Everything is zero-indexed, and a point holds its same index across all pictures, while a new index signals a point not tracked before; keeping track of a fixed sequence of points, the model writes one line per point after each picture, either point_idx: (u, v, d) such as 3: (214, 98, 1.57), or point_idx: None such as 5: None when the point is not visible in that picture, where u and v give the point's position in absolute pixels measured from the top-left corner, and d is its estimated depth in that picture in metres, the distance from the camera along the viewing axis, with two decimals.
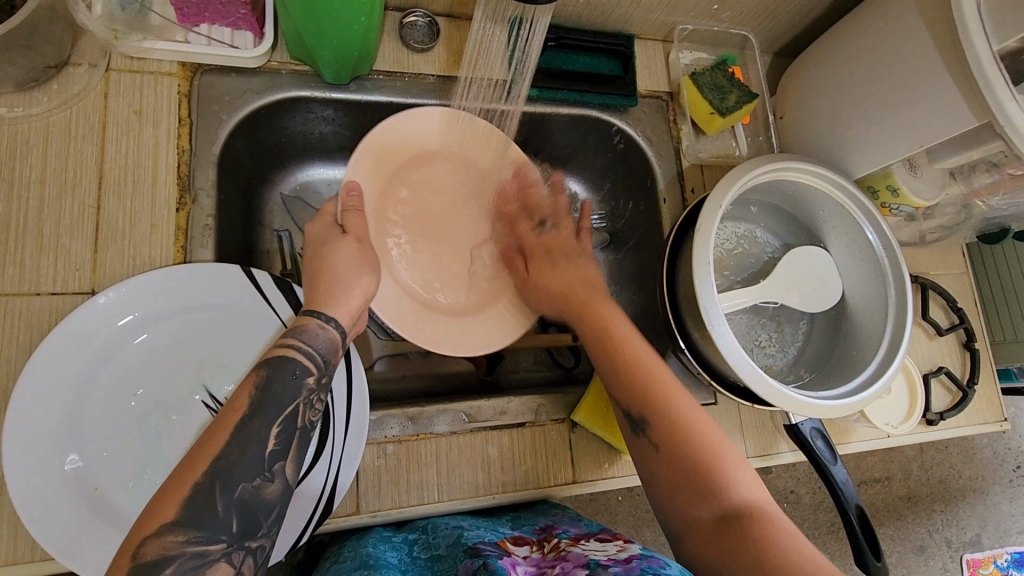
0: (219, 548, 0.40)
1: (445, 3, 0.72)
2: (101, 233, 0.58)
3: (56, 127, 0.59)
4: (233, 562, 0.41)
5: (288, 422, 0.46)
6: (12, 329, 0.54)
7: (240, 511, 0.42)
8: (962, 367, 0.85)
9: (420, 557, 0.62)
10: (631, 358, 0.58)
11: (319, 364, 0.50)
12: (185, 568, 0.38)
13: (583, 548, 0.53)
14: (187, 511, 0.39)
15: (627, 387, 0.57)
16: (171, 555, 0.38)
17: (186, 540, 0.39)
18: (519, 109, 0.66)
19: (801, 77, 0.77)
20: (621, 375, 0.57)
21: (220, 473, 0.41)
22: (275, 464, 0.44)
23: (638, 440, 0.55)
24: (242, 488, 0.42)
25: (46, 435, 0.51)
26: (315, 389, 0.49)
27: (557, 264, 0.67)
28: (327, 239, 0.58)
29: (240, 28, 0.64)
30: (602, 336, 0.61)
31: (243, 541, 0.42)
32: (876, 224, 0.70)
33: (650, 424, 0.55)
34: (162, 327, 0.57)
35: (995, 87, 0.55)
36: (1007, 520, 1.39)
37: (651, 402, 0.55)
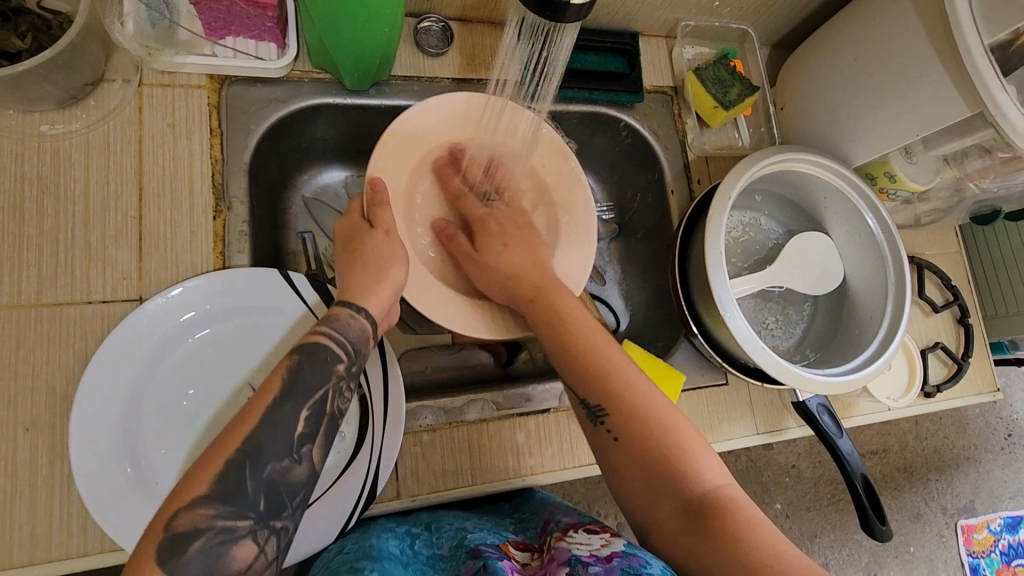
0: (245, 525, 0.42)
1: (458, 8, 0.74)
2: (144, 242, 0.61)
3: (96, 142, 0.61)
4: (258, 539, 0.42)
5: (317, 407, 0.48)
6: (68, 336, 0.57)
7: (268, 492, 0.43)
8: (956, 342, 0.89)
9: (423, 552, 0.61)
10: (588, 350, 0.57)
11: (349, 352, 0.52)
12: (213, 542, 0.40)
13: (571, 541, 0.52)
14: (217, 487, 0.41)
15: (580, 375, 0.57)
16: (202, 528, 0.40)
17: (215, 515, 0.41)
18: (548, 107, 0.69)
19: (798, 69, 0.80)
20: (577, 365, 0.57)
21: (250, 451, 0.43)
22: (303, 447, 0.46)
23: (596, 429, 0.55)
24: (271, 468, 0.44)
25: (108, 436, 0.54)
26: (344, 376, 0.51)
27: (508, 244, 0.65)
28: (357, 234, 0.60)
29: (264, 39, 0.67)
30: (550, 320, 0.60)
31: (268, 521, 0.43)
32: (876, 210, 0.74)
33: (605, 412, 0.54)
34: (217, 325, 0.61)
35: (986, 79, 0.58)
36: (1000, 486, 1.45)
37: (602, 389, 0.55)
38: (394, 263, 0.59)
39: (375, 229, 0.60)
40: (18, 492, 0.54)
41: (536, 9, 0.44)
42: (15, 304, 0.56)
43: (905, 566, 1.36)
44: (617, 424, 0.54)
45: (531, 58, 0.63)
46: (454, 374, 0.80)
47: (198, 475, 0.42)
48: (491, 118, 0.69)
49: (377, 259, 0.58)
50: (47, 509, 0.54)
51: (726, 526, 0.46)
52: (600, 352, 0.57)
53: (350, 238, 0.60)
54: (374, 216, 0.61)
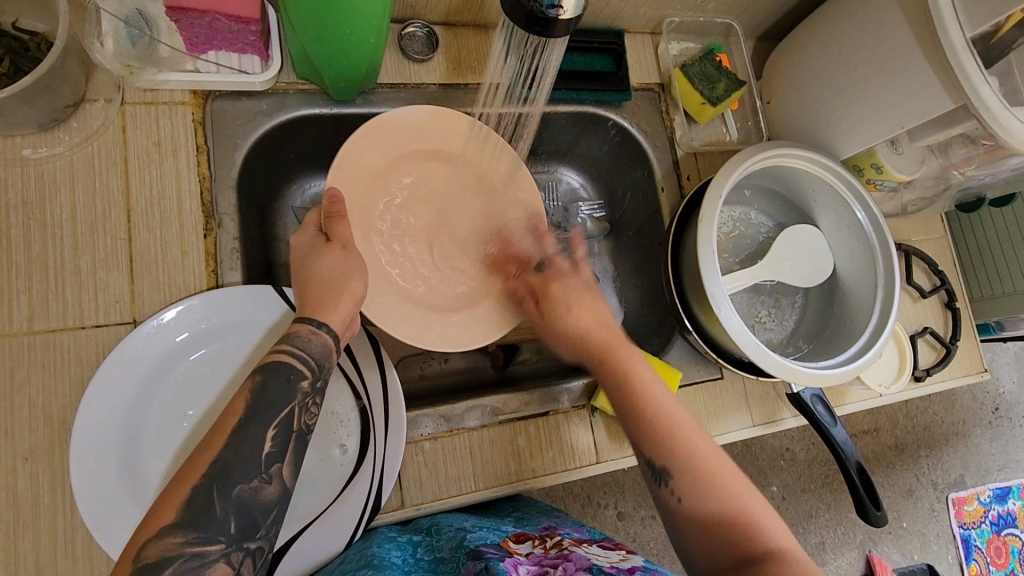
0: (217, 548, 0.42)
1: (442, 13, 0.74)
2: (135, 264, 0.60)
3: (81, 164, 0.60)
4: (232, 562, 0.42)
5: (283, 424, 0.48)
6: (63, 364, 0.57)
7: (238, 513, 0.44)
8: (944, 326, 0.91)
9: (423, 560, 0.60)
10: (651, 405, 0.57)
11: (313, 368, 0.52)
12: (186, 568, 0.40)
13: (586, 552, 0.54)
14: (186, 513, 0.42)
15: (646, 432, 0.56)
16: (172, 555, 0.40)
17: (185, 541, 0.41)
18: (540, 110, 0.68)
19: (783, 63, 0.81)
20: (642, 423, 0.56)
21: (218, 475, 0.44)
22: (272, 466, 0.47)
23: (661, 491, 0.53)
24: (240, 489, 0.44)
25: (108, 461, 0.54)
26: (309, 393, 0.51)
27: (575, 304, 0.65)
28: (313, 247, 0.58)
29: (247, 52, 0.65)
30: (619, 380, 0.60)
31: (242, 542, 0.44)
32: (864, 203, 0.75)
33: (669, 471, 0.53)
34: (213, 345, 0.60)
35: (969, 72, 0.59)
36: (988, 459, 1.49)
37: (667, 447, 0.54)
38: (355, 276, 0.57)
39: (334, 243, 0.58)
40: (20, 523, 0.53)
41: (524, 24, 0.43)
42: (7, 331, 0.56)
43: (898, 542, 1.39)
44: (684, 484, 0.52)
45: (521, 70, 0.64)
46: (451, 379, 0.81)
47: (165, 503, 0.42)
48: (474, 137, 0.69)
49: (336, 273, 0.56)
50: (51, 537, 0.54)
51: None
52: (668, 411, 0.57)
53: (307, 252, 0.58)
54: (330, 228, 0.59)
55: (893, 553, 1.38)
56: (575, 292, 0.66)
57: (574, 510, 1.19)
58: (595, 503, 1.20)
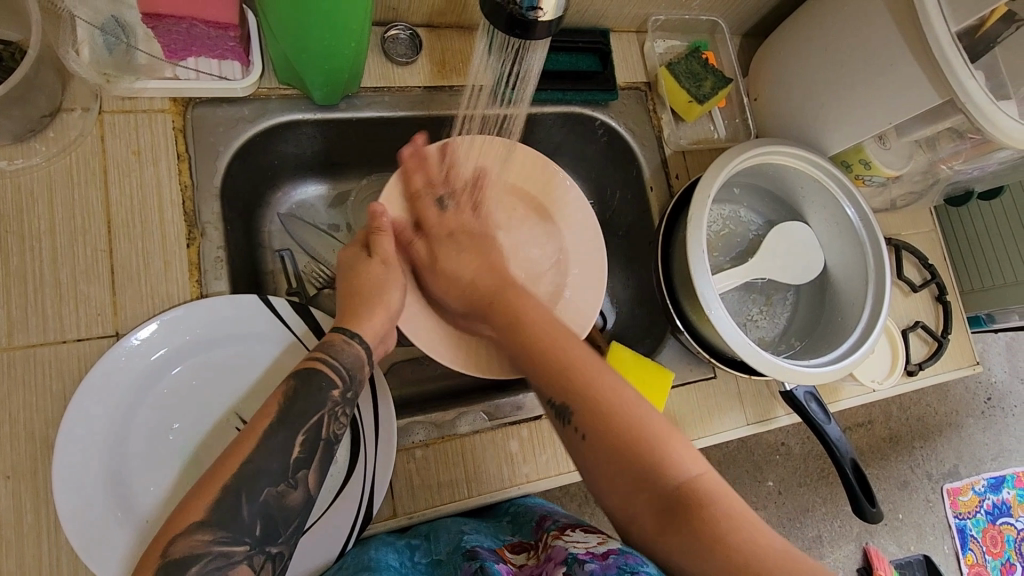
0: (241, 550, 0.45)
1: (425, 14, 0.73)
2: (117, 277, 0.59)
3: (58, 175, 0.59)
4: (254, 565, 0.45)
5: (311, 432, 0.50)
6: (44, 379, 0.56)
7: (263, 517, 0.46)
8: (935, 319, 0.91)
9: (421, 563, 0.60)
10: (545, 342, 0.56)
11: (344, 378, 0.54)
12: (210, 567, 0.43)
13: (567, 541, 0.52)
14: (215, 513, 0.44)
15: (540, 371, 0.55)
16: (200, 553, 0.43)
17: (212, 540, 0.44)
18: (525, 111, 0.67)
19: (769, 60, 0.81)
20: (538, 363, 0.55)
21: (245, 480, 0.46)
22: (299, 470, 0.49)
23: (565, 428, 0.53)
24: (267, 493, 0.47)
25: (91, 478, 0.53)
26: (340, 402, 0.53)
27: (463, 249, 0.63)
28: (355, 261, 0.60)
29: (227, 58, 0.65)
30: (508, 317, 0.58)
31: (265, 546, 0.46)
32: (854, 199, 0.75)
33: (569, 410, 0.53)
34: (194, 359, 0.59)
35: (954, 67, 0.59)
36: (981, 449, 1.49)
37: (562, 385, 0.53)
38: (393, 288, 0.59)
39: (375, 257, 0.60)
40: (5, 543, 0.52)
41: (505, 27, 0.43)
42: None
43: (894, 533, 1.40)
44: (583, 420, 0.52)
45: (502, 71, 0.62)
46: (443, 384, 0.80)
47: (195, 500, 0.45)
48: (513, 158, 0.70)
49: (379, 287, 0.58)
50: (37, 557, 0.53)
51: (716, 524, 0.46)
52: (560, 346, 0.56)
53: (348, 266, 0.60)
54: (373, 244, 0.61)
55: (889, 545, 1.39)
56: (462, 243, 0.63)
57: (570, 510, 1.19)
58: (591, 503, 1.20)
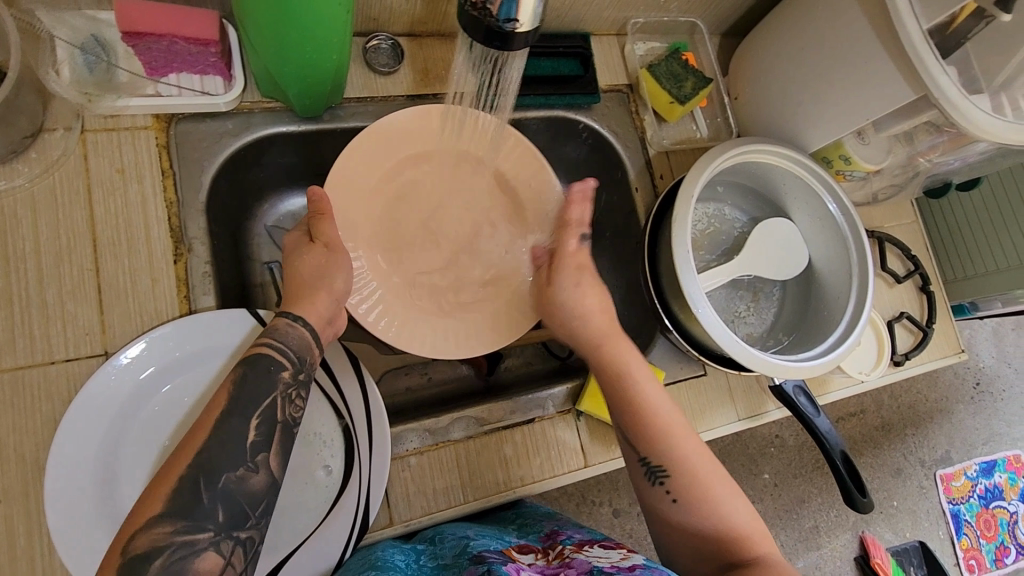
0: (206, 537, 0.42)
1: (406, 24, 0.73)
2: (104, 296, 0.59)
3: (42, 195, 0.59)
4: (222, 551, 0.43)
5: (266, 415, 0.49)
6: (33, 401, 0.55)
7: (225, 502, 0.44)
8: (920, 309, 0.92)
9: (427, 565, 0.59)
10: (649, 405, 0.61)
11: (293, 360, 0.53)
12: (175, 558, 0.41)
13: (587, 554, 0.54)
14: (173, 504, 0.42)
15: (641, 429, 0.60)
16: (162, 546, 0.41)
17: (174, 531, 0.41)
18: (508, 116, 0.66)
19: (748, 59, 0.82)
20: (640, 422, 0.61)
21: (204, 466, 0.44)
22: (258, 455, 0.47)
23: (654, 487, 0.58)
24: (227, 478, 0.45)
25: (84, 499, 0.52)
26: (292, 384, 0.52)
27: (584, 284, 0.68)
28: (296, 246, 0.62)
29: (208, 73, 0.64)
30: (615, 377, 0.64)
31: (232, 531, 0.44)
32: (836, 195, 0.76)
33: (664, 471, 0.58)
34: (183, 376, 0.59)
35: (928, 63, 0.60)
36: (972, 434, 1.51)
37: (660, 446, 0.59)
38: (335, 273, 0.61)
39: (314, 243, 0.61)
40: None
41: (483, 39, 0.43)
42: None
43: (890, 521, 1.41)
44: (677, 484, 0.57)
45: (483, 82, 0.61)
46: (437, 390, 0.81)
47: (154, 494, 0.43)
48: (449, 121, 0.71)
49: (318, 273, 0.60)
50: None
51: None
52: (661, 413, 0.61)
53: (290, 251, 0.62)
54: (314, 231, 0.62)
55: (886, 533, 1.41)
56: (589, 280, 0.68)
57: (569, 510, 1.19)
58: (590, 501, 1.20)
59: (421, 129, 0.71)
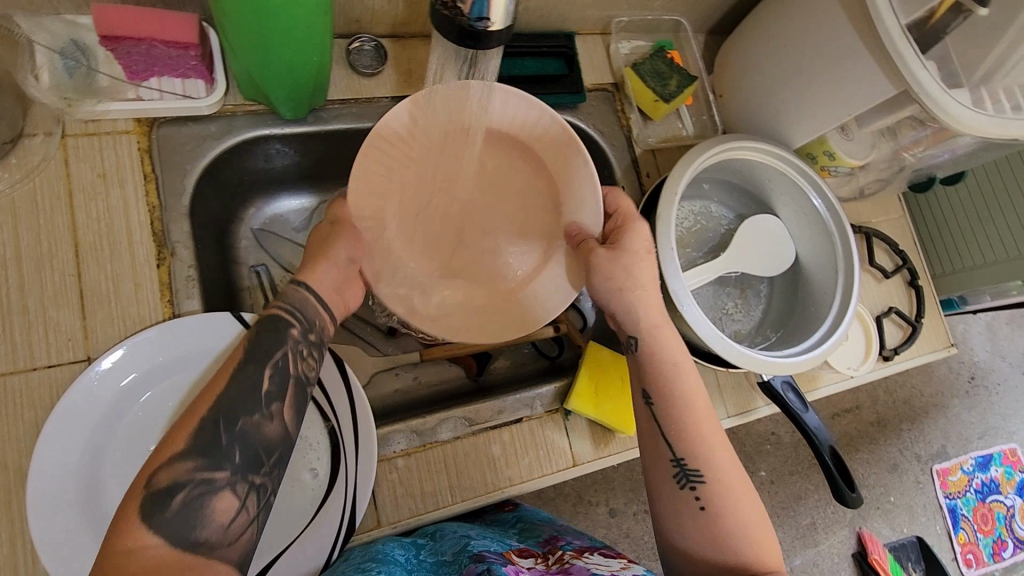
0: (223, 476, 0.44)
1: (389, 25, 0.73)
2: (86, 301, 0.59)
3: (23, 201, 0.59)
4: (237, 492, 0.44)
5: (279, 367, 0.50)
6: (15, 408, 0.55)
7: (242, 445, 0.45)
8: (909, 304, 0.92)
9: (427, 560, 0.60)
10: (691, 411, 0.59)
11: (303, 321, 0.53)
12: (195, 493, 0.42)
13: (587, 561, 0.54)
14: (194, 441, 0.44)
15: (680, 434, 0.58)
16: (182, 481, 0.42)
17: (195, 467, 0.43)
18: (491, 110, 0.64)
19: (732, 56, 0.82)
20: (680, 426, 0.58)
21: (223, 407, 0.46)
22: (273, 405, 0.48)
23: (680, 493, 0.57)
24: (244, 421, 0.46)
25: (67, 506, 0.52)
26: (303, 342, 0.52)
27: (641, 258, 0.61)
28: None
29: (190, 77, 0.65)
30: (661, 376, 0.60)
31: (246, 474, 0.45)
32: (820, 190, 0.76)
33: (697, 477, 0.57)
34: (166, 382, 0.59)
35: (907, 58, 0.60)
36: (968, 428, 1.52)
37: (696, 453, 0.57)
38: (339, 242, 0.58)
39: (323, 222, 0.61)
40: None
41: (456, 39, 0.43)
42: None
43: (886, 516, 1.41)
44: (707, 493, 0.56)
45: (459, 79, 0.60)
46: (426, 392, 0.81)
47: (176, 433, 0.44)
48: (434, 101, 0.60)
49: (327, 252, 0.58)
50: None
51: None
52: (701, 420, 0.59)
53: None
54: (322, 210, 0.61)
55: (883, 529, 1.41)
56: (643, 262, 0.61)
57: (565, 510, 1.19)
58: (586, 501, 1.20)
59: (421, 132, 0.61)
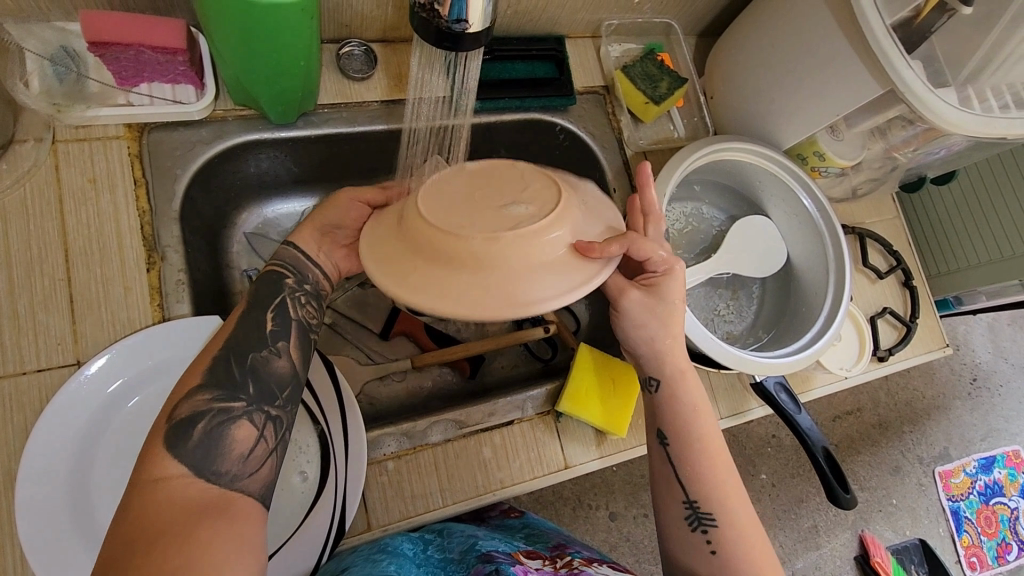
0: (239, 406, 0.48)
1: (379, 30, 0.74)
2: (76, 306, 0.59)
3: (13, 206, 0.59)
4: (254, 422, 0.48)
5: (281, 311, 0.55)
6: (5, 412, 0.55)
7: (254, 378, 0.50)
8: (904, 304, 0.92)
9: (434, 556, 0.60)
10: (707, 454, 0.59)
11: (295, 271, 0.58)
12: (215, 422, 0.46)
13: (597, 569, 0.55)
14: (210, 375, 0.48)
15: (696, 477, 0.58)
16: (202, 410, 0.46)
17: (212, 398, 0.47)
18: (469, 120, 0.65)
19: (720, 58, 0.82)
20: (696, 469, 0.58)
21: (233, 347, 0.50)
22: (279, 342, 0.53)
23: (693, 536, 0.57)
24: (254, 357, 0.51)
25: (56, 510, 0.52)
26: (297, 289, 0.57)
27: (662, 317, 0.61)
28: None
29: (180, 82, 0.65)
30: (678, 419, 0.60)
31: (262, 405, 0.49)
32: (810, 190, 0.76)
33: (710, 522, 0.57)
34: (153, 387, 0.59)
35: (891, 57, 0.60)
36: (970, 430, 1.51)
37: (710, 497, 0.57)
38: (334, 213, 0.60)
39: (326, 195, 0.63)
40: None
41: (434, 41, 0.43)
42: None
43: (889, 519, 1.40)
44: (720, 538, 0.56)
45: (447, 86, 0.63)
46: (418, 396, 0.81)
47: (193, 369, 0.49)
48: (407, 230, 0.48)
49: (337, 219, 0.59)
50: None
51: None
52: (719, 464, 0.59)
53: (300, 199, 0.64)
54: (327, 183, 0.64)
55: (885, 531, 1.40)
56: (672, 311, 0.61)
57: (564, 514, 1.19)
58: (585, 506, 1.20)
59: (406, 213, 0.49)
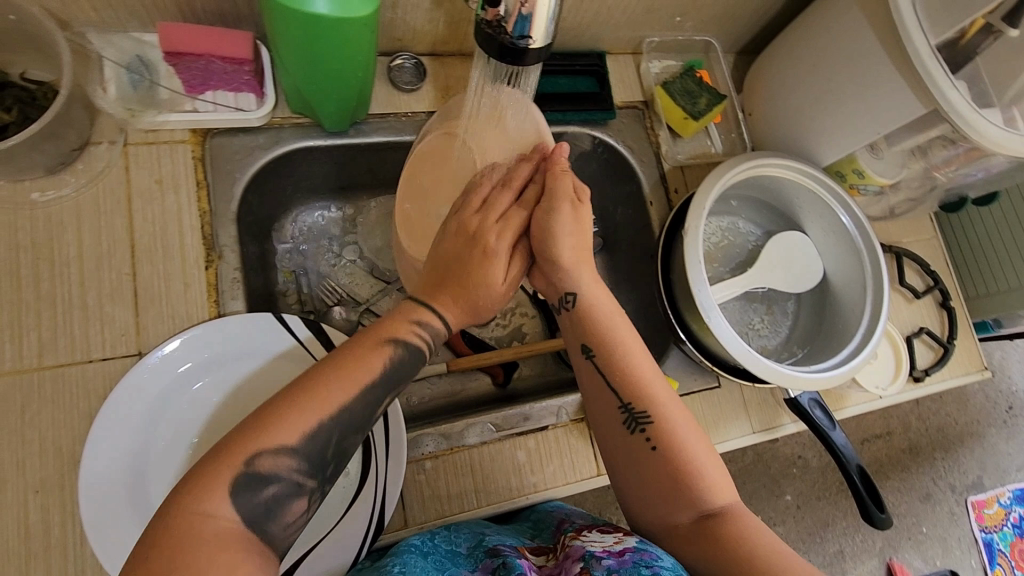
0: (310, 483, 0.45)
1: (429, 44, 0.77)
2: (139, 299, 0.63)
3: (86, 204, 0.63)
4: (312, 497, 0.46)
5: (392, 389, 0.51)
6: (73, 397, 0.59)
7: (335, 457, 0.47)
8: (940, 325, 0.91)
9: (443, 546, 0.60)
10: (625, 354, 0.59)
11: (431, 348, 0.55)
12: (281, 495, 0.44)
13: (584, 538, 0.55)
14: (304, 444, 0.45)
15: (620, 379, 0.58)
16: (276, 478, 0.43)
17: (293, 468, 0.44)
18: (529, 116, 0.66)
19: (761, 77, 0.83)
20: (617, 370, 0.59)
21: (340, 419, 0.47)
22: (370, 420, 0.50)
23: (632, 438, 0.57)
24: (348, 441, 0.47)
25: (115, 491, 0.55)
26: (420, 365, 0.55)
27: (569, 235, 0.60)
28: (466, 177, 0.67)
29: (242, 91, 0.68)
30: (595, 321, 0.60)
31: (325, 483, 0.47)
32: (849, 208, 0.77)
33: (645, 421, 0.57)
34: (207, 378, 0.62)
35: (937, 78, 0.60)
36: (1006, 460, 1.47)
37: (639, 398, 0.58)
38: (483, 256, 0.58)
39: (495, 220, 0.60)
40: (32, 556, 0.55)
41: (496, 55, 0.46)
42: (17, 368, 0.58)
43: (919, 547, 1.37)
44: (655, 433, 0.57)
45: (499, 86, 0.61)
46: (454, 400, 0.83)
47: (288, 426, 0.44)
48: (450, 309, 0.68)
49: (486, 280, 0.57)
50: (61, 568, 0.55)
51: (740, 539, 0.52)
52: (637, 362, 0.59)
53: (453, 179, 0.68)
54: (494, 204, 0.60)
55: (915, 560, 1.36)
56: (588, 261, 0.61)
57: None
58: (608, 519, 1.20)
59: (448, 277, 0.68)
